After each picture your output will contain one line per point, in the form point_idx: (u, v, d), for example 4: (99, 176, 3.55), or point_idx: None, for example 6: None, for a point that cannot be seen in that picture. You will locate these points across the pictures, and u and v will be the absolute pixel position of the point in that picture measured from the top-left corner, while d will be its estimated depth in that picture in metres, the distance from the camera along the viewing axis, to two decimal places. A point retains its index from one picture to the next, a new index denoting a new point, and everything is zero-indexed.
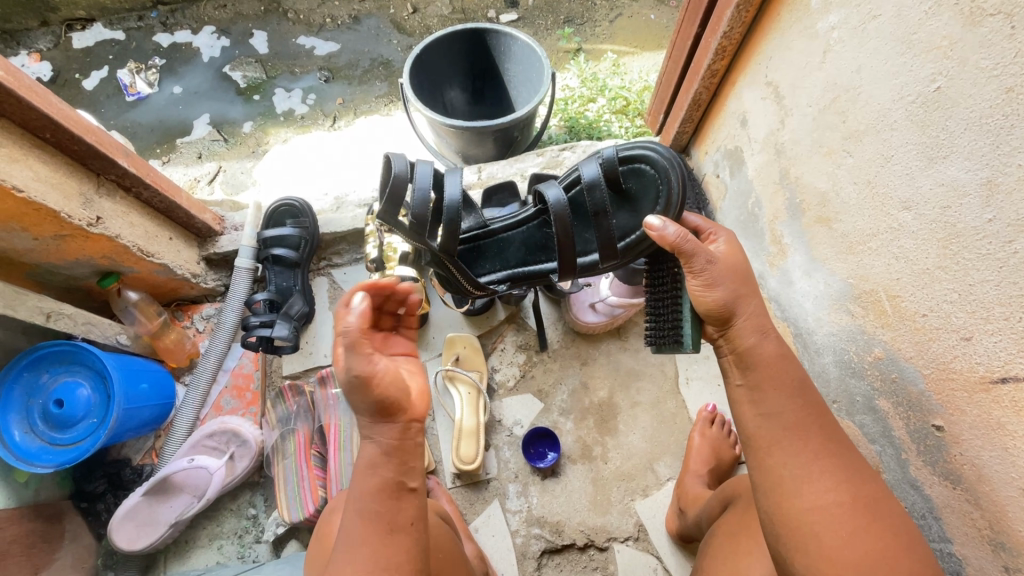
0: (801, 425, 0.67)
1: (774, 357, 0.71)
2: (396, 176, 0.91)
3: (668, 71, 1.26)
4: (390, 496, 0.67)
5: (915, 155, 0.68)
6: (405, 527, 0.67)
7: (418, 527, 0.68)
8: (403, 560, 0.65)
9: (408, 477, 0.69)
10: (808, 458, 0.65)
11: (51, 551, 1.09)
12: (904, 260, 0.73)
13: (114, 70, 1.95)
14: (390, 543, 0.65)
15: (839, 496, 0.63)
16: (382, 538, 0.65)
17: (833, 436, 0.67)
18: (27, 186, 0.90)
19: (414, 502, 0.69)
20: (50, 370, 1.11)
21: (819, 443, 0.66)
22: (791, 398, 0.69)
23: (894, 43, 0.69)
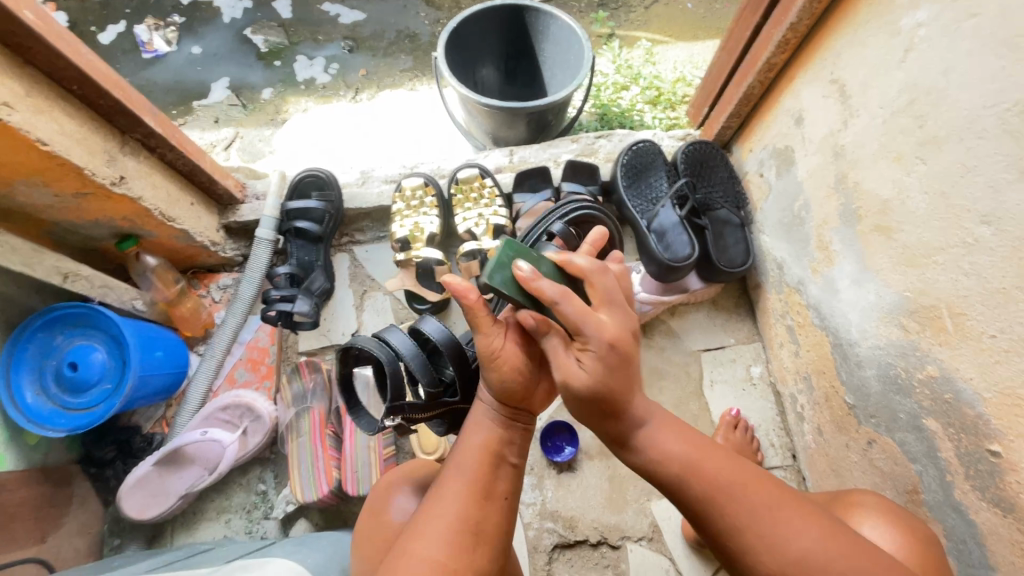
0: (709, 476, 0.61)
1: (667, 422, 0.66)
2: (388, 367, 0.75)
3: (719, 62, 1.22)
4: (490, 461, 0.68)
5: (1003, 167, 0.65)
6: (497, 499, 0.66)
7: (508, 504, 0.67)
8: (490, 530, 0.64)
9: (511, 452, 0.70)
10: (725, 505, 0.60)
11: (58, 515, 1.07)
12: (975, 276, 0.70)
13: (131, 25, 1.88)
14: (481, 510, 0.64)
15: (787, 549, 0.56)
16: (474, 502, 0.64)
17: (753, 483, 0.60)
18: (52, 139, 0.85)
19: (510, 478, 0.69)
20: (65, 332, 1.08)
21: (731, 498, 0.60)
22: (689, 464, 0.62)
23: (994, 45, 0.65)
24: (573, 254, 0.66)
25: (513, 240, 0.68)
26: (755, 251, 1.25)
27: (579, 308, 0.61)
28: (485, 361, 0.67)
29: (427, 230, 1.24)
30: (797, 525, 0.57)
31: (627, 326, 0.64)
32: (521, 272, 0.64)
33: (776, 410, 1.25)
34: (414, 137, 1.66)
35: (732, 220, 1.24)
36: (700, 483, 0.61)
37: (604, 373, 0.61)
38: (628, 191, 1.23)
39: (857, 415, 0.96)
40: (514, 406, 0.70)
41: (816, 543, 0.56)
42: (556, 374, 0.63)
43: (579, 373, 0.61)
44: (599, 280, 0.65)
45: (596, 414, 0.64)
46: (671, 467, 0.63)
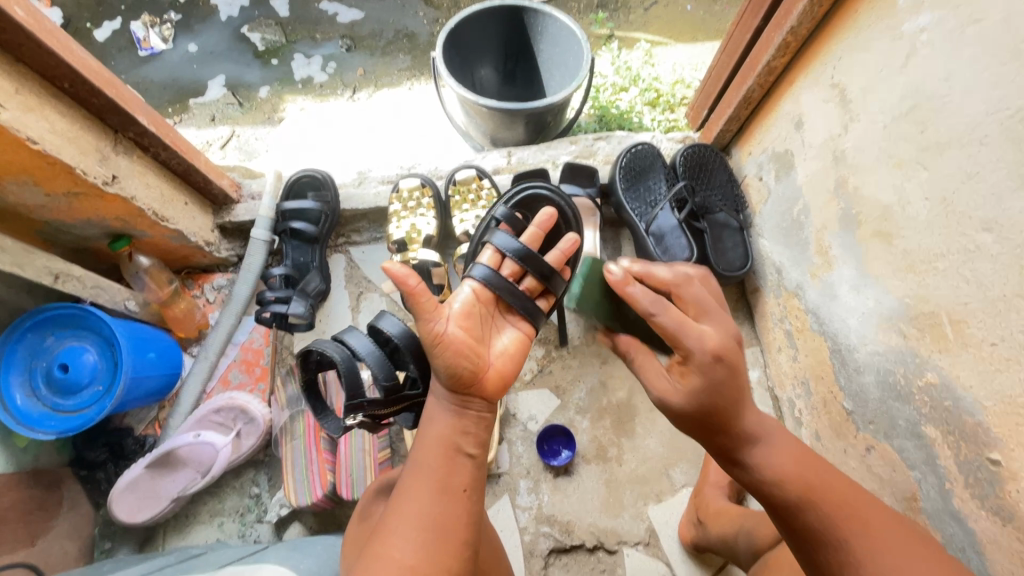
0: (827, 508, 0.62)
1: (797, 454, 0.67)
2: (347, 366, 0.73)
3: (719, 64, 1.21)
4: (447, 454, 0.67)
5: (1005, 174, 0.64)
6: (461, 493, 0.65)
7: (473, 497, 0.66)
8: (449, 524, 0.63)
9: (466, 442, 0.69)
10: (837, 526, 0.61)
11: (47, 518, 1.06)
12: (976, 284, 0.69)
13: (127, 22, 1.86)
14: (444, 504, 0.63)
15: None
16: (436, 496, 0.64)
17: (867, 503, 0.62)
18: (43, 138, 0.84)
19: (469, 470, 0.68)
20: (55, 333, 1.07)
21: (860, 530, 0.59)
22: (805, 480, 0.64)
23: (997, 51, 0.65)
24: (654, 267, 0.77)
25: (596, 260, 0.91)
26: (753, 254, 1.24)
27: (677, 321, 0.68)
28: (428, 345, 0.68)
29: (424, 232, 1.24)
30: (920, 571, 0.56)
31: (729, 336, 0.69)
32: (612, 274, 0.73)
33: (774, 414, 1.24)
34: (412, 137, 1.65)
35: (730, 224, 1.24)
36: (818, 507, 0.62)
37: (705, 391, 0.67)
38: (626, 194, 1.22)
39: (856, 421, 0.95)
40: (466, 393, 0.70)
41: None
42: (652, 392, 0.72)
43: (677, 394, 0.69)
44: (684, 290, 0.74)
45: (707, 430, 0.69)
46: (791, 491, 0.64)
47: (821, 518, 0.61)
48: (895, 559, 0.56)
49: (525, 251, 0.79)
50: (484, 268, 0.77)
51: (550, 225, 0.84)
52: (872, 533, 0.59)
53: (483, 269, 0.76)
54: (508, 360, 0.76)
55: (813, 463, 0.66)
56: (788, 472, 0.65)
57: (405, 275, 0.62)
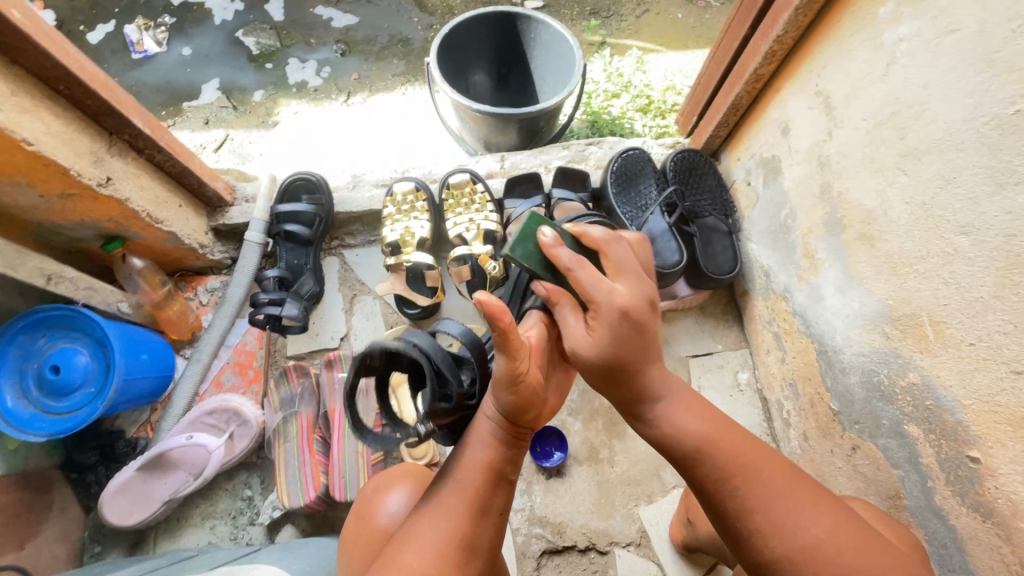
0: (723, 459, 0.64)
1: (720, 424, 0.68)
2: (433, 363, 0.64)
3: (708, 71, 1.24)
4: (491, 479, 0.67)
5: (981, 179, 0.67)
6: (491, 518, 0.66)
7: (502, 520, 0.68)
8: (479, 547, 0.64)
9: (510, 470, 0.69)
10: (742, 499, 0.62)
11: (37, 521, 1.05)
12: (955, 286, 0.71)
13: (121, 25, 1.87)
14: (474, 527, 0.64)
15: (792, 537, 0.59)
16: (473, 520, 0.64)
17: (757, 454, 0.65)
18: (38, 139, 0.84)
19: (506, 494, 0.69)
20: (47, 334, 1.07)
21: (746, 480, 0.63)
22: (704, 441, 0.66)
23: (973, 60, 0.67)
24: (588, 226, 0.72)
25: (539, 217, 0.75)
26: (743, 258, 1.26)
27: (592, 277, 0.67)
28: (507, 382, 0.63)
29: (417, 235, 1.25)
30: (808, 514, 0.60)
31: (642, 296, 0.68)
32: (545, 237, 0.71)
33: (763, 415, 1.26)
34: (406, 142, 1.66)
35: (719, 228, 1.28)
36: (714, 459, 0.65)
37: (612, 343, 0.66)
38: (618, 198, 1.24)
39: (842, 421, 0.97)
40: (520, 425, 0.68)
41: (828, 531, 0.59)
42: (566, 341, 0.69)
43: (588, 342, 0.67)
44: (611, 250, 0.70)
45: (608, 381, 0.69)
46: (688, 443, 0.67)
47: (717, 469, 0.64)
48: (785, 503, 0.61)
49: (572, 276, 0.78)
50: (541, 296, 0.74)
51: None
52: (768, 482, 0.62)
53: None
54: (553, 393, 0.76)
55: (723, 421, 0.68)
56: (701, 431, 0.67)
57: (503, 311, 0.56)
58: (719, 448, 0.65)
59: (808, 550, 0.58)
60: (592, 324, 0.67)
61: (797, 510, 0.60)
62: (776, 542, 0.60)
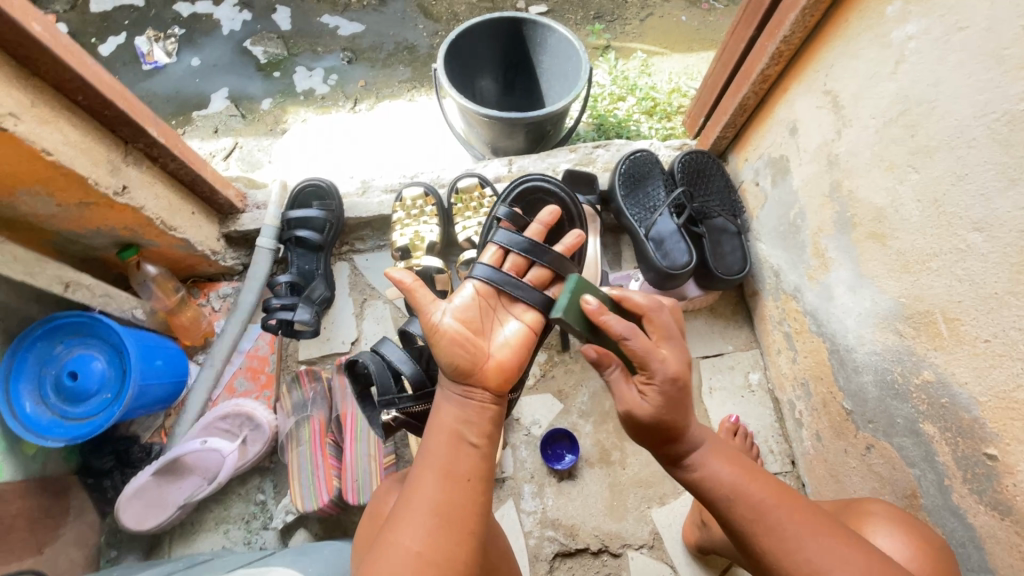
0: (755, 504, 0.64)
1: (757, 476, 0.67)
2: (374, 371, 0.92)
3: (714, 74, 1.24)
4: (450, 441, 0.68)
5: (994, 175, 0.67)
6: (465, 481, 0.66)
7: (478, 486, 0.66)
8: (457, 512, 0.63)
9: (470, 430, 0.69)
10: (774, 543, 0.62)
11: (55, 526, 1.06)
12: (969, 282, 0.71)
13: (131, 37, 1.90)
14: (451, 490, 0.65)
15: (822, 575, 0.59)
16: (441, 484, 0.65)
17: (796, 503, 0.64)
18: (58, 150, 0.86)
19: (475, 458, 0.68)
20: (65, 341, 1.08)
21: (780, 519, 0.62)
22: (743, 488, 0.65)
23: (982, 58, 0.67)
24: (630, 291, 0.72)
25: (583, 279, 0.77)
26: (752, 258, 1.26)
27: (645, 344, 0.65)
28: (428, 337, 0.71)
29: (427, 239, 1.25)
30: (839, 553, 0.59)
31: (685, 362, 0.68)
32: (590, 305, 0.70)
33: (775, 416, 1.25)
34: (413, 147, 1.67)
35: (728, 228, 1.26)
36: (746, 502, 0.64)
37: (666, 407, 0.66)
38: (626, 200, 1.24)
39: (855, 420, 0.96)
40: (467, 382, 0.71)
41: (859, 570, 0.58)
42: (618, 405, 0.69)
43: (643, 405, 0.66)
44: (656, 316, 0.70)
45: (659, 442, 0.69)
46: (719, 491, 0.66)
47: (748, 513, 0.64)
48: (816, 546, 0.60)
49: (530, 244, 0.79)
50: (485, 267, 0.77)
51: (553, 220, 0.83)
52: (799, 525, 0.62)
53: (484, 268, 0.77)
54: (508, 351, 0.75)
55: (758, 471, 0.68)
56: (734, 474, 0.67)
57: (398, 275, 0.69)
58: (756, 498, 0.64)
59: None
60: (642, 387, 0.67)
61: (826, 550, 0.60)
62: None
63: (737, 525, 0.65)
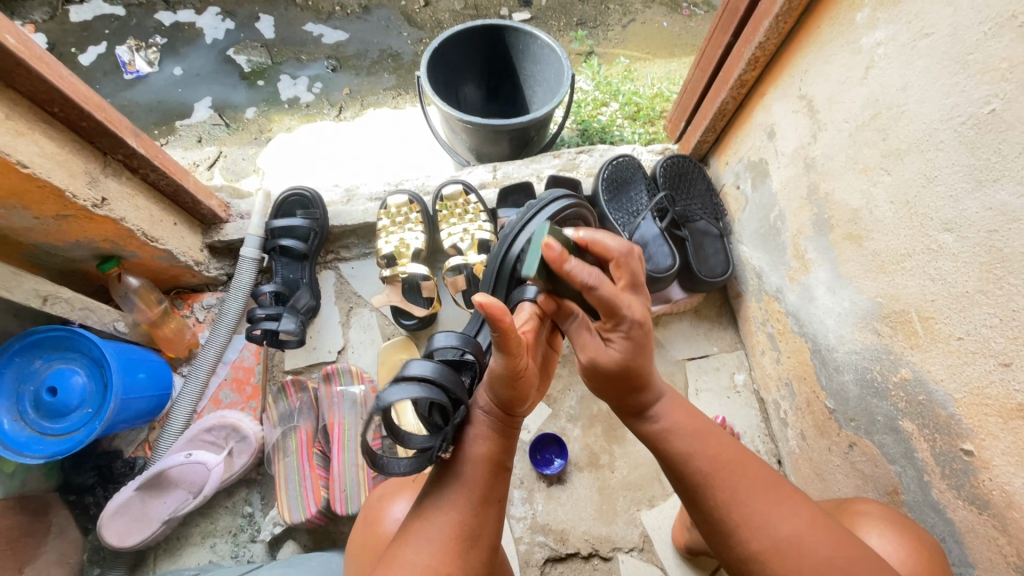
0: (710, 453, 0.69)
1: (692, 419, 0.73)
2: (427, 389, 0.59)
3: (694, 79, 1.26)
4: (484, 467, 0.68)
5: (962, 177, 0.68)
6: (492, 506, 0.67)
7: (502, 509, 0.69)
8: (482, 536, 0.66)
9: (506, 457, 0.70)
10: (729, 499, 0.66)
11: (34, 545, 1.04)
12: (941, 281, 0.73)
13: (112, 46, 1.88)
14: (475, 522, 0.65)
15: (776, 531, 0.63)
16: (473, 509, 0.65)
17: (744, 467, 0.68)
18: (33, 162, 0.85)
19: (504, 483, 0.70)
20: (44, 356, 1.06)
21: (731, 474, 0.67)
22: (694, 445, 0.70)
23: (947, 63, 0.69)
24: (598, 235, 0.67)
25: None
26: (734, 260, 1.28)
27: (611, 291, 0.62)
28: (510, 381, 0.62)
29: (412, 246, 1.25)
30: (787, 511, 0.64)
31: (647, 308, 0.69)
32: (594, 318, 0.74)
33: (761, 415, 1.26)
34: (398, 154, 1.67)
35: (710, 231, 1.28)
36: (701, 460, 0.69)
37: (632, 351, 0.67)
38: (610, 204, 1.25)
39: (838, 418, 0.98)
40: (512, 415, 0.68)
41: (803, 526, 0.63)
42: (584, 355, 0.69)
43: (608, 352, 0.67)
44: (624, 261, 0.68)
45: (624, 392, 0.72)
46: (685, 442, 0.71)
47: (701, 470, 0.69)
48: (765, 501, 0.65)
49: (564, 259, 0.75)
50: (537, 288, 0.68)
51: None
52: (749, 481, 0.67)
53: (536, 289, 0.68)
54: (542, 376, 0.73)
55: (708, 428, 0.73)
56: (683, 426, 0.72)
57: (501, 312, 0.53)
58: (703, 453, 0.69)
59: (790, 541, 0.62)
60: (612, 337, 0.67)
61: (774, 508, 0.65)
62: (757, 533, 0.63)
63: (683, 468, 0.70)
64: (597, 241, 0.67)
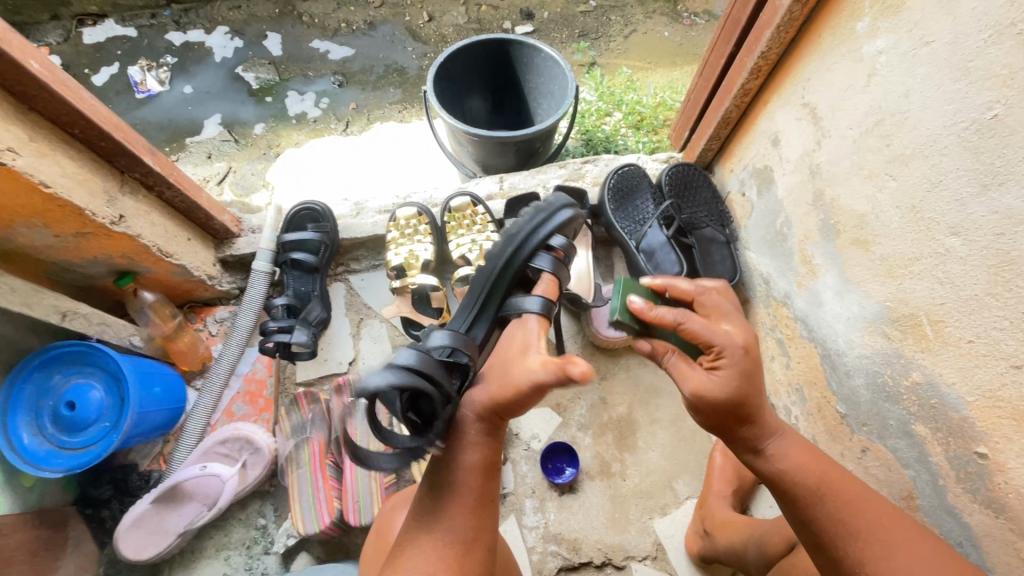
0: (822, 485, 0.68)
1: (808, 455, 0.71)
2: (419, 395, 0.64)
3: (697, 88, 1.28)
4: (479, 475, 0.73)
5: (967, 181, 0.69)
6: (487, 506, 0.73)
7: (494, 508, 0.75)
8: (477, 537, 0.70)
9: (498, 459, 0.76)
10: (851, 532, 0.65)
11: (52, 559, 1.04)
12: (950, 285, 0.73)
13: (124, 67, 1.93)
14: (474, 523, 0.71)
15: (892, 565, 0.62)
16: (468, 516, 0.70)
17: (868, 494, 0.68)
18: (55, 182, 0.88)
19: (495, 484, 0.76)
20: (61, 371, 1.08)
21: (853, 509, 0.66)
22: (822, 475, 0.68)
23: (949, 69, 0.70)
24: (676, 280, 0.79)
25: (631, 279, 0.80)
26: (741, 266, 1.29)
27: (703, 324, 0.69)
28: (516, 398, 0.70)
29: (422, 257, 1.27)
30: (901, 545, 0.62)
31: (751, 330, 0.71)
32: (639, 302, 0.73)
33: None
34: (405, 166, 1.70)
35: (718, 238, 1.28)
36: (828, 491, 0.67)
37: (738, 379, 0.68)
38: (615, 214, 1.27)
39: (850, 423, 0.97)
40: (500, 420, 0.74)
41: (923, 558, 0.61)
42: (685, 388, 0.70)
43: (712, 383, 0.68)
44: (705, 299, 0.76)
45: (733, 419, 0.71)
46: (807, 479, 0.69)
47: (831, 508, 0.67)
48: (891, 538, 0.63)
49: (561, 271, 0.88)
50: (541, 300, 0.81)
51: None
52: (872, 519, 0.65)
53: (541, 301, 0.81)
54: None
55: (819, 455, 0.72)
56: (805, 463, 0.70)
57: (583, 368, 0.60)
58: (839, 488, 0.68)
59: (904, 572, 0.61)
60: (712, 366, 0.69)
61: (898, 546, 0.63)
62: (876, 566, 0.62)
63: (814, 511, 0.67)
64: (723, 291, 0.77)
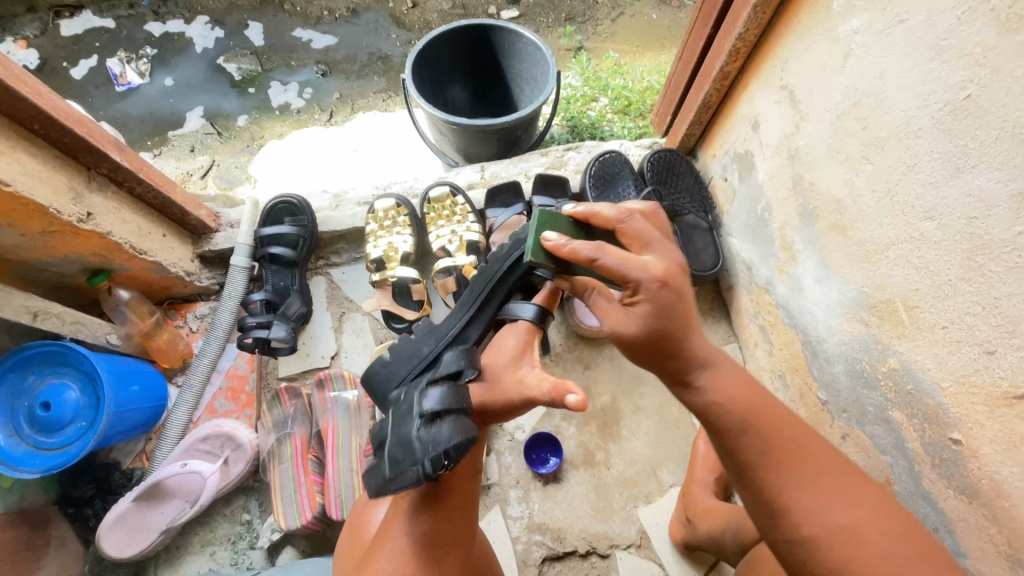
0: (768, 438, 0.61)
1: (734, 379, 0.64)
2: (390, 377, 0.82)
3: (678, 72, 1.25)
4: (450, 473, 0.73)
5: (940, 164, 0.67)
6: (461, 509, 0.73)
7: (469, 510, 0.74)
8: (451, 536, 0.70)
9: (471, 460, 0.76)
10: (777, 481, 0.59)
11: (35, 558, 1.05)
12: (924, 270, 0.72)
13: (103, 59, 1.89)
14: (439, 526, 0.70)
15: (827, 518, 0.57)
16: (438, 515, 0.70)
17: (798, 432, 0.62)
18: (15, 180, 0.86)
19: (469, 484, 0.76)
20: (36, 371, 1.07)
21: (794, 459, 0.60)
22: (749, 409, 0.62)
23: (922, 49, 0.68)
24: (596, 207, 0.69)
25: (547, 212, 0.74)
26: (725, 253, 1.27)
27: (619, 258, 0.61)
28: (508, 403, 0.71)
29: (401, 249, 1.26)
30: (838, 499, 0.58)
31: (672, 260, 0.63)
32: (553, 242, 0.67)
33: None
34: (389, 157, 1.67)
35: (700, 225, 1.26)
36: (748, 425, 0.61)
37: (655, 315, 0.61)
38: (597, 201, 1.26)
39: (830, 410, 0.97)
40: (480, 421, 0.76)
41: (855, 515, 0.57)
42: (604, 325, 0.64)
43: (628, 324, 0.62)
44: (627, 226, 0.66)
45: (652, 355, 0.63)
46: (736, 411, 0.62)
47: (754, 446, 0.61)
48: (820, 490, 0.58)
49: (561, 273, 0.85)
50: (535, 307, 0.78)
51: None
52: (814, 463, 0.60)
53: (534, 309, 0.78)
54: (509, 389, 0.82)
55: (754, 387, 0.64)
56: (735, 395, 0.63)
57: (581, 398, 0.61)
58: (766, 427, 0.61)
59: (843, 531, 0.56)
60: (630, 302, 0.62)
61: (830, 495, 0.58)
62: (809, 523, 0.57)
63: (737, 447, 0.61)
64: (650, 215, 0.69)
